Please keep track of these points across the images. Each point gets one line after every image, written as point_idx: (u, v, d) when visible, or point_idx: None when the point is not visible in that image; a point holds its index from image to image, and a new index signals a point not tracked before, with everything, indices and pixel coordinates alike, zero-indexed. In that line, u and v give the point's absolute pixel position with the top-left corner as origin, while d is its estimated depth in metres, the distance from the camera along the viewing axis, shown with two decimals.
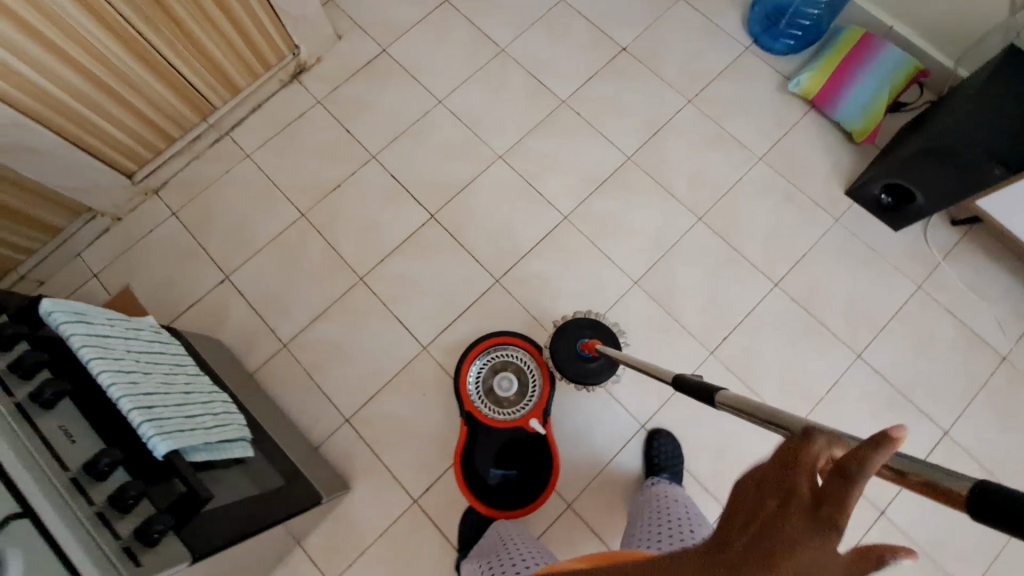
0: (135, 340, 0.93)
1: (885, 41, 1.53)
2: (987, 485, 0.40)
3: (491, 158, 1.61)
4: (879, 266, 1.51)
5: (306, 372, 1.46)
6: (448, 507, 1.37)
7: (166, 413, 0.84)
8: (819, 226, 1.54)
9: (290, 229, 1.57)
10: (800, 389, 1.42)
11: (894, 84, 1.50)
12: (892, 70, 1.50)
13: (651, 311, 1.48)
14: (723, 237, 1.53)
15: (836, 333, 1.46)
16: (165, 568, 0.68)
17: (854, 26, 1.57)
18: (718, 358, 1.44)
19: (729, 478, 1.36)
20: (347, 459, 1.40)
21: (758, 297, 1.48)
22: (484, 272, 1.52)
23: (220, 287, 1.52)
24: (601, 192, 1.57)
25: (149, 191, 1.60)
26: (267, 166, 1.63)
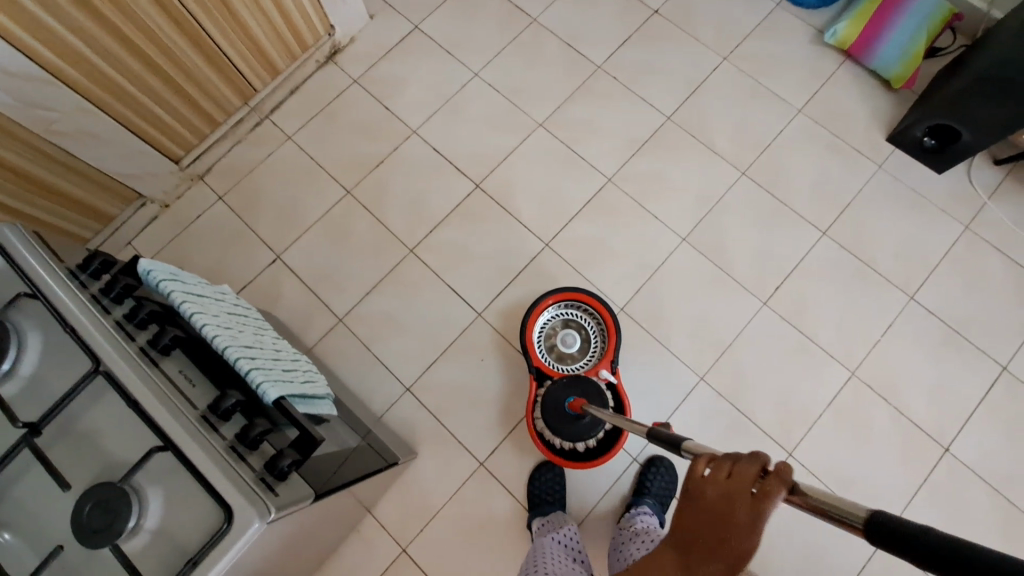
0: (223, 302, 0.94)
1: None
2: (880, 517, 0.45)
3: (532, 126, 1.63)
4: (926, 209, 1.52)
5: (364, 344, 1.47)
6: (515, 468, 1.37)
7: (268, 366, 0.84)
8: (863, 173, 1.55)
9: (337, 206, 1.58)
10: (857, 333, 1.43)
11: (931, 28, 1.50)
12: (929, 15, 1.51)
13: (702, 266, 1.49)
14: (767, 190, 1.54)
15: (887, 277, 1.47)
16: (295, 502, 0.66)
17: None
18: (772, 308, 1.45)
19: (792, 424, 1.37)
20: (411, 426, 1.40)
21: (808, 246, 1.49)
22: (534, 237, 1.53)
23: (272, 267, 1.54)
24: (643, 153, 1.59)
25: (194, 177, 1.62)
26: (309, 146, 1.65)
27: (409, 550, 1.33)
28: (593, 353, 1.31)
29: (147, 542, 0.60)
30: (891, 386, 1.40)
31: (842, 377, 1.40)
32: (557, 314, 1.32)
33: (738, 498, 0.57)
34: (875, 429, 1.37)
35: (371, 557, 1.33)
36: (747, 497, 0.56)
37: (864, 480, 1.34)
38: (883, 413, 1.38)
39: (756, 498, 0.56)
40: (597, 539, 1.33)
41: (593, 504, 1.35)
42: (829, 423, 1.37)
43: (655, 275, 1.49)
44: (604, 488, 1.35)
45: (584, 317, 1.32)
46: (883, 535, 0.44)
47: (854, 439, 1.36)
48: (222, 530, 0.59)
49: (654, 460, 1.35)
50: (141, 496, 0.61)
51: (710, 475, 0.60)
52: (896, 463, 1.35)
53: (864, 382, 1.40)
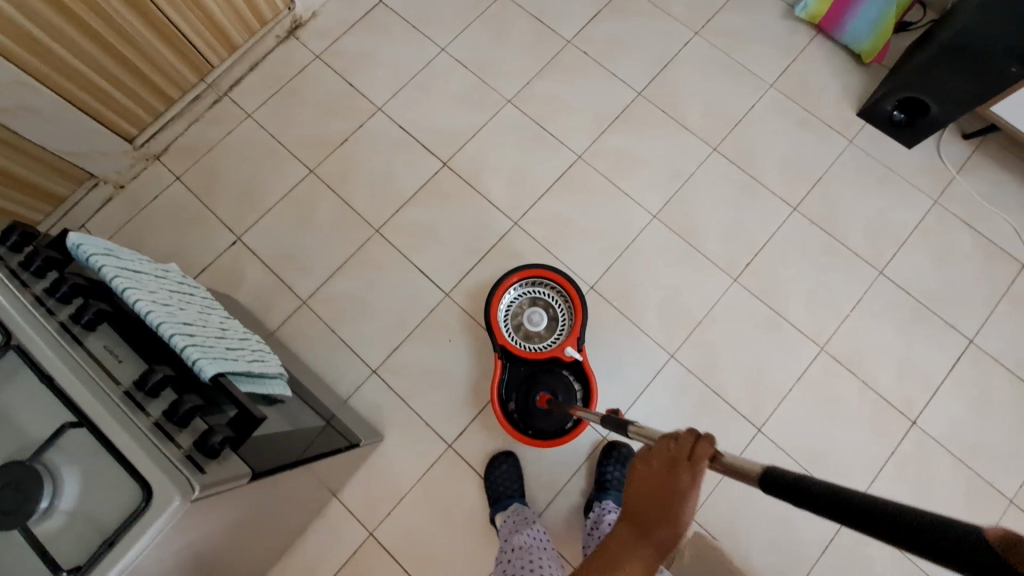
0: (165, 279, 0.90)
1: None
2: (779, 469, 0.50)
3: (501, 103, 1.59)
4: (896, 184, 1.51)
5: (329, 326, 1.43)
6: (484, 448, 1.35)
7: (208, 343, 0.81)
8: (834, 148, 1.54)
9: (300, 186, 1.54)
10: (827, 308, 1.43)
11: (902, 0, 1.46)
12: None
13: (673, 242, 1.47)
14: (738, 166, 1.52)
15: (857, 252, 1.47)
16: (227, 481, 0.63)
17: None
18: (743, 284, 1.44)
19: (763, 400, 1.37)
20: (377, 409, 1.38)
21: (779, 222, 1.48)
22: (503, 216, 1.50)
23: (233, 249, 1.49)
24: (614, 129, 1.56)
25: (150, 156, 1.56)
26: (270, 125, 1.59)
27: (376, 534, 1.31)
28: (560, 331, 1.29)
29: (64, 524, 0.57)
30: (860, 360, 1.40)
31: (813, 353, 1.40)
32: (523, 293, 1.30)
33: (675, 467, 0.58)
34: (845, 403, 1.37)
35: (338, 542, 1.30)
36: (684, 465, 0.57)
37: (833, 453, 1.34)
38: (852, 387, 1.38)
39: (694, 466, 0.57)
40: (567, 519, 1.32)
41: (563, 483, 1.33)
42: (799, 398, 1.37)
43: (626, 253, 1.46)
44: (574, 467, 1.34)
45: (550, 294, 1.30)
46: (780, 487, 0.48)
47: (824, 414, 1.36)
48: (142, 509, 0.56)
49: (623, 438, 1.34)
50: (55, 478, 0.57)
51: (650, 450, 0.61)
52: (864, 436, 1.35)
53: (834, 357, 1.40)
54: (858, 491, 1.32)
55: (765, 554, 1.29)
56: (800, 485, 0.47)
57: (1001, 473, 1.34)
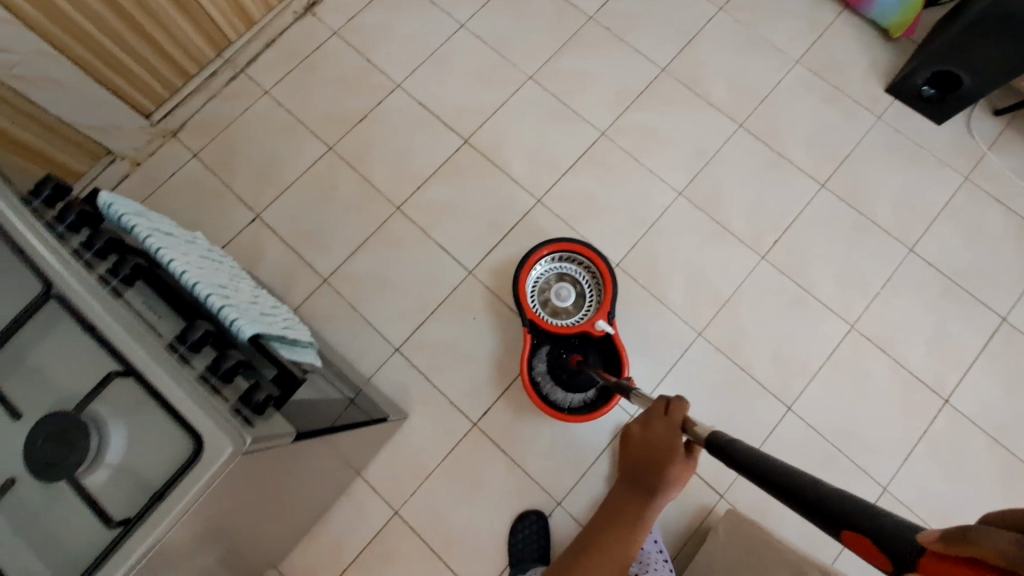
0: (195, 245, 0.88)
1: None
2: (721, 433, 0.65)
3: (522, 79, 1.56)
4: (925, 160, 1.49)
5: (350, 304, 1.41)
6: (510, 427, 1.33)
7: (244, 306, 0.78)
8: (861, 124, 1.51)
9: (319, 163, 1.51)
10: (856, 285, 1.40)
11: None
12: None
13: (699, 219, 1.45)
14: (765, 142, 1.50)
15: (886, 229, 1.44)
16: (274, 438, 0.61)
17: None
18: (771, 261, 1.41)
19: (792, 378, 1.35)
20: (400, 388, 1.35)
21: (807, 198, 1.46)
22: (526, 193, 1.48)
23: (252, 226, 1.47)
24: (638, 105, 1.53)
25: (167, 133, 1.54)
26: (288, 101, 1.57)
27: (401, 513, 1.29)
28: (589, 306, 1.27)
29: (111, 477, 0.55)
30: (891, 338, 1.38)
31: (843, 331, 1.37)
32: (551, 268, 1.28)
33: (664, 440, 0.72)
34: (875, 382, 1.35)
35: (362, 521, 1.28)
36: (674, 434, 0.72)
37: (864, 432, 1.32)
38: (882, 365, 1.36)
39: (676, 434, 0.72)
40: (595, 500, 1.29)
41: (590, 462, 1.31)
42: (829, 376, 1.35)
43: (651, 230, 1.44)
44: (601, 446, 1.32)
45: (578, 269, 1.28)
46: (722, 448, 0.63)
47: (854, 392, 1.34)
48: (193, 459, 0.54)
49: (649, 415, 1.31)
50: (101, 429, 0.55)
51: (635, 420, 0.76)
52: (896, 415, 1.33)
53: (864, 335, 1.38)
54: (891, 470, 1.30)
55: (796, 533, 1.27)
56: (735, 451, 0.61)
57: None
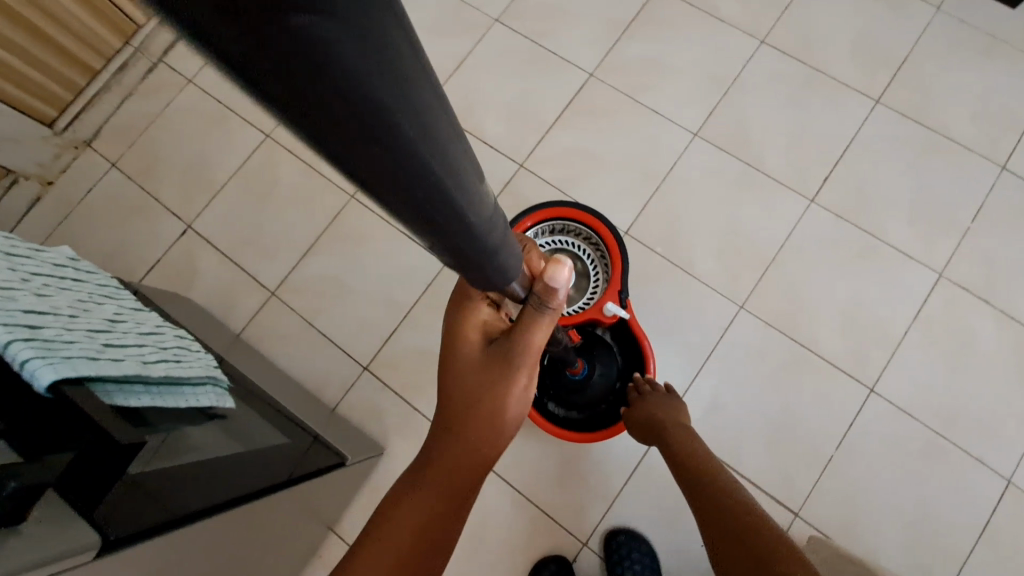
0: (24, 259, 0.64)
1: None
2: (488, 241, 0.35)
3: (486, 23, 1.28)
4: (1007, 54, 1.16)
5: (305, 320, 1.15)
6: (514, 451, 1.05)
7: (69, 338, 0.55)
8: (918, 20, 1.19)
9: (254, 156, 1.26)
10: (937, 222, 1.09)
11: None
12: None
13: (723, 164, 1.15)
14: (796, 57, 1.19)
15: (968, 146, 1.13)
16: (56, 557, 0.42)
17: None
18: (822, 205, 1.11)
19: (870, 350, 1.04)
20: (374, 415, 1.09)
21: (859, 121, 1.15)
22: (504, 159, 1.20)
23: (183, 240, 1.23)
24: (631, 34, 1.24)
25: (79, 144, 1.30)
26: (214, 88, 1.32)
27: None
28: (594, 288, 0.98)
29: None
30: (994, 285, 1.06)
31: (928, 282, 1.06)
32: (541, 245, 1.00)
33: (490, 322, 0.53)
34: (981, 344, 1.04)
35: None
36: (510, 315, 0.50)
37: (972, 407, 1.01)
38: (986, 319, 1.04)
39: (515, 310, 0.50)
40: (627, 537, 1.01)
41: (618, 487, 1.03)
42: (918, 342, 1.04)
43: (664, 184, 1.15)
44: (630, 464, 1.03)
45: (575, 242, 1.00)
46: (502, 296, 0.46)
47: (954, 359, 1.03)
48: None
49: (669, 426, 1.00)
50: None
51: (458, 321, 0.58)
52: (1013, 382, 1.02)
53: (957, 285, 1.06)
54: (1016, 456, 0.99)
55: (899, 552, 0.97)
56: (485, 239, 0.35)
57: None
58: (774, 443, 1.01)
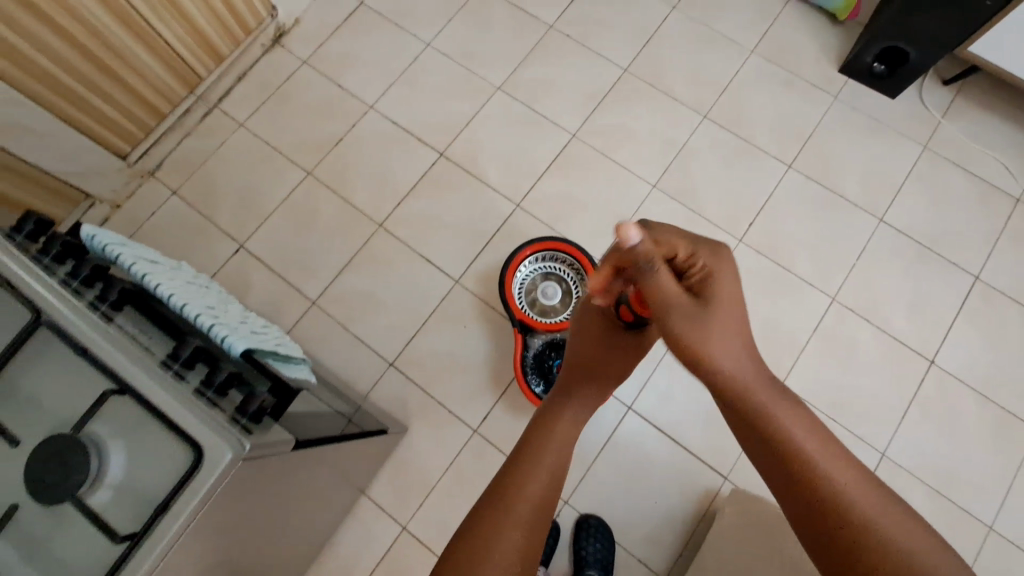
0: (179, 272, 0.87)
1: None
2: None
3: (491, 90, 1.60)
4: (884, 133, 1.55)
5: (341, 324, 1.41)
6: (511, 430, 1.33)
7: (233, 326, 0.78)
8: (820, 104, 1.57)
9: (298, 189, 1.53)
10: (832, 258, 1.44)
11: None
12: None
13: (674, 210, 1.48)
14: (730, 130, 1.55)
15: (855, 201, 1.49)
16: (277, 451, 0.63)
17: None
18: (748, 244, 1.45)
19: (783, 354, 1.38)
20: (398, 401, 1.36)
21: (776, 179, 1.51)
22: (504, 199, 1.51)
23: (237, 257, 1.48)
24: (604, 105, 1.58)
25: (144, 174, 1.55)
26: (264, 132, 1.59)
27: (410, 527, 1.28)
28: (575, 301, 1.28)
29: (113, 498, 0.55)
30: (871, 306, 1.41)
31: (824, 304, 1.41)
32: (534, 268, 1.29)
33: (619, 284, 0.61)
34: (862, 350, 1.38)
35: (371, 541, 1.27)
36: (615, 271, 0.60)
37: (854, 399, 1.35)
38: (867, 333, 1.39)
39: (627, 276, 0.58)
40: (599, 497, 1.29)
41: (593, 457, 1.31)
42: (818, 349, 1.38)
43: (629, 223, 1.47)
44: (602, 440, 1.32)
45: (561, 266, 1.29)
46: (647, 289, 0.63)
47: (843, 361, 1.37)
48: (194, 468, 0.54)
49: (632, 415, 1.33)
50: (100, 450, 0.55)
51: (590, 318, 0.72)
52: (886, 380, 1.36)
53: (847, 306, 1.41)
54: (885, 435, 1.33)
55: None
56: None
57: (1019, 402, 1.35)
58: (710, 425, 1.33)
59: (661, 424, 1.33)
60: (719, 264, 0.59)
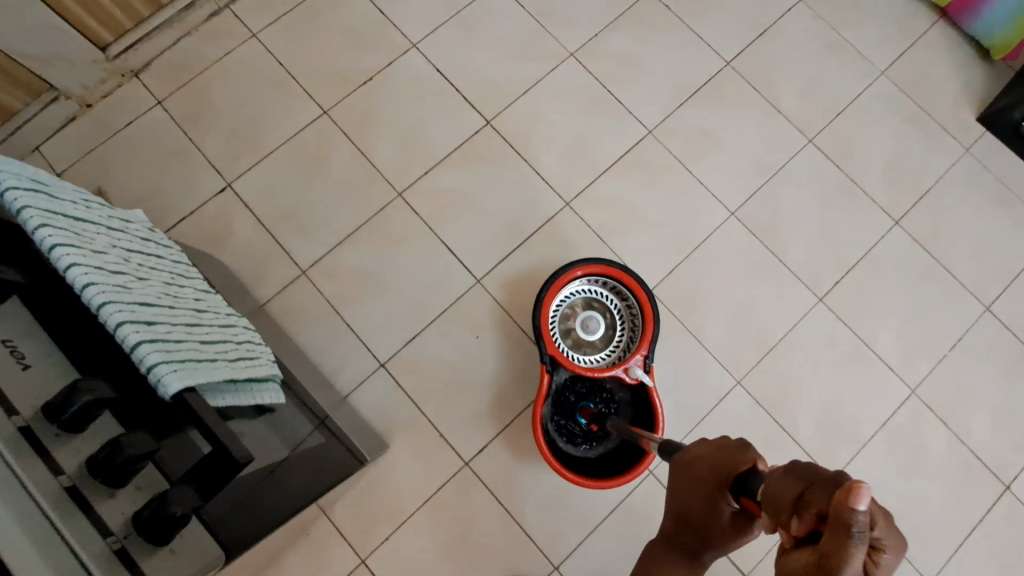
0: (120, 235, 0.63)
1: None
2: None
3: (562, 55, 1.31)
4: (1014, 205, 1.29)
5: (331, 305, 1.18)
6: (508, 469, 1.12)
7: (180, 336, 0.56)
8: (947, 154, 1.30)
9: (309, 130, 1.26)
10: (922, 343, 1.21)
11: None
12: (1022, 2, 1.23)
13: (749, 248, 1.24)
14: (835, 164, 1.29)
15: (963, 280, 1.24)
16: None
17: None
18: (827, 306, 1.22)
19: (841, 445, 1.16)
20: (382, 411, 1.14)
21: (877, 235, 1.25)
22: (552, 193, 1.25)
23: (221, 197, 1.22)
24: (693, 102, 1.30)
25: (127, 72, 1.26)
26: (279, 49, 1.30)
27: (369, 561, 1.08)
28: (618, 345, 1.05)
29: None
30: (954, 409, 1.19)
31: (900, 396, 1.19)
32: (580, 290, 1.05)
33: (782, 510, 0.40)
34: (932, 458, 1.17)
35: (322, 568, 1.08)
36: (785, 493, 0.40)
37: (911, 512, 1.15)
38: (941, 439, 1.18)
39: (804, 515, 0.39)
40: (594, 568, 1.10)
41: (597, 521, 1.12)
42: (880, 447, 1.17)
43: (694, 253, 1.23)
44: (611, 503, 1.13)
45: (613, 297, 1.05)
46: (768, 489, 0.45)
47: (908, 468, 1.16)
48: None
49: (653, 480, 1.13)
50: None
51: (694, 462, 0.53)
52: (953, 497, 1.15)
53: (924, 403, 1.19)
54: (939, 560, 1.13)
55: None
56: None
57: None
58: None
59: None
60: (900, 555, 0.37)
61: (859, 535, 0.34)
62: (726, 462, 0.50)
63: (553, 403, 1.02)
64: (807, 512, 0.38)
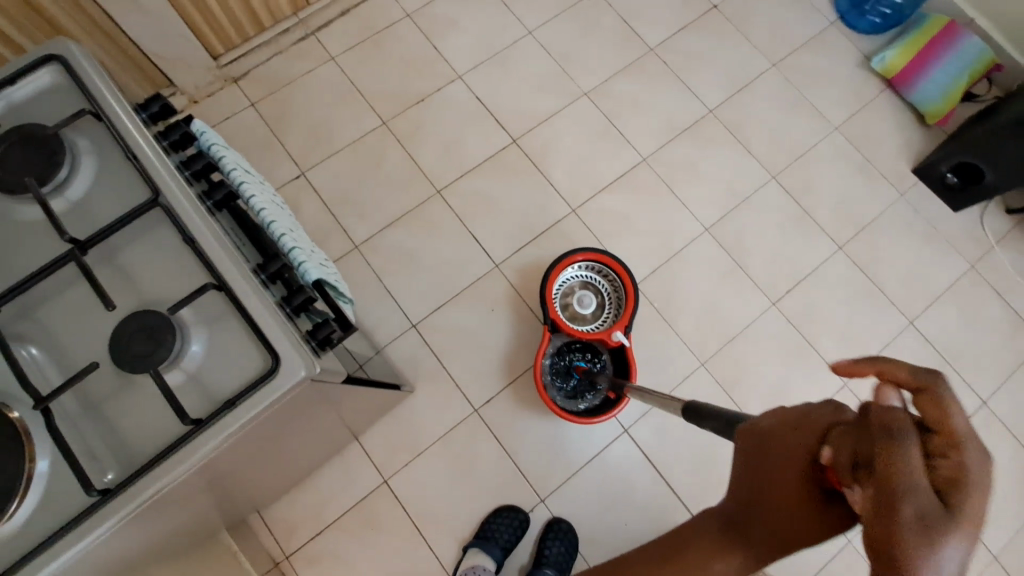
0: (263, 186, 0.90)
1: (933, 64, 1.58)
2: None
3: (577, 94, 1.63)
4: (937, 242, 1.57)
5: (375, 274, 1.45)
6: (510, 417, 1.37)
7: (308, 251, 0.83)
8: (885, 197, 1.60)
9: (370, 135, 1.56)
10: (856, 345, 1.48)
11: (954, 92, 1.58)
12: (955, 76, 1.57)
13: (719, 257, 1.52)
14: (793, 198, 1.58)
15: (893, 298, 1.52)
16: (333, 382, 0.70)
17: (894, 59, 1.63)
18: (779, 310, 1.49)
19: None
20: (411, 362, 1.39)
21: (823, 256, 1.54)
22: (561, 201, 1.54)
23: (295, 182, 1.51)
24: (680, 139, 1.61)
25: (228, 79, 1.57)
26: (351, 71, 1.61)
27: (390, 483, 1.32)
28: (605, 319, 1.32)
29: (182, 381, 0.60)
30: None
31: (834, 388, 1.44)
32: (578, 274, 1.33)
33: (849, 461, 0.41)
34: None
35: (351, 484, 1.32)
36: (855, 443, 0.41)
37: None
38: None
39: (846, 459, 0.41)
40: (573, 503, 1.34)
41: (579, 467, 1.36)
42: None
43: (673, 259, 1.51)
44: (592, 452, 1.37)
45: (604, 281, 1.33)
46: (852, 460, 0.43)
47: None
48: (267, 376, 0.59)
49: (629, 437, 1.38)
50: (184, 334, 0.60)
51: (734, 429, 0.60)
52: None
53: (855, 395, 1.44)
54: None
55: None
56: None
57: (989, 529, 1.39)
58: (696, 466, 1.38)
59: (651, 454, 1.38)
60: (975, 463, 0.39)
61: (904, 432, 0.39)
62: (764, 430, 0.53)
63: (552, 360, 1.28)
64: (848, 444, 0.42)
